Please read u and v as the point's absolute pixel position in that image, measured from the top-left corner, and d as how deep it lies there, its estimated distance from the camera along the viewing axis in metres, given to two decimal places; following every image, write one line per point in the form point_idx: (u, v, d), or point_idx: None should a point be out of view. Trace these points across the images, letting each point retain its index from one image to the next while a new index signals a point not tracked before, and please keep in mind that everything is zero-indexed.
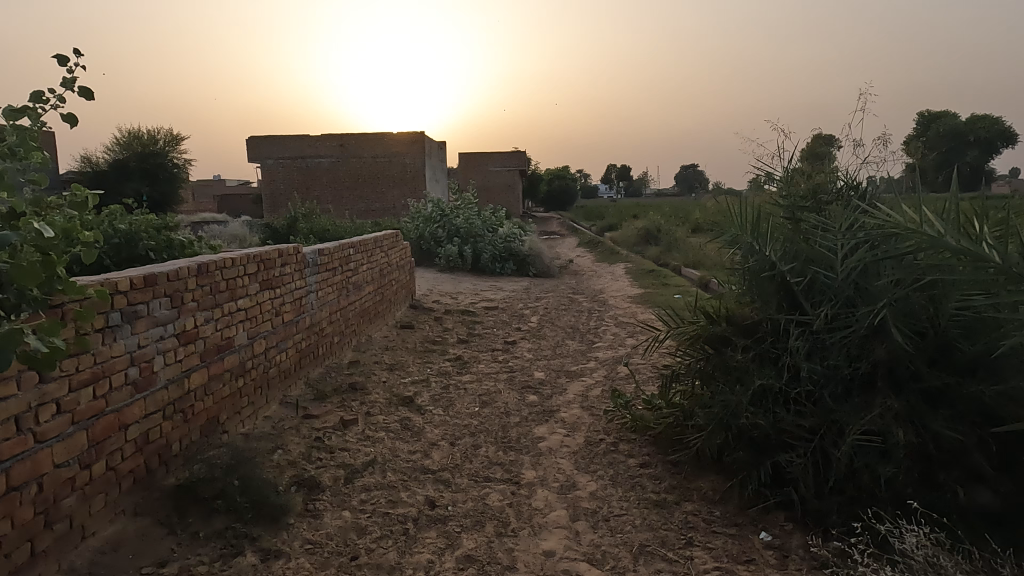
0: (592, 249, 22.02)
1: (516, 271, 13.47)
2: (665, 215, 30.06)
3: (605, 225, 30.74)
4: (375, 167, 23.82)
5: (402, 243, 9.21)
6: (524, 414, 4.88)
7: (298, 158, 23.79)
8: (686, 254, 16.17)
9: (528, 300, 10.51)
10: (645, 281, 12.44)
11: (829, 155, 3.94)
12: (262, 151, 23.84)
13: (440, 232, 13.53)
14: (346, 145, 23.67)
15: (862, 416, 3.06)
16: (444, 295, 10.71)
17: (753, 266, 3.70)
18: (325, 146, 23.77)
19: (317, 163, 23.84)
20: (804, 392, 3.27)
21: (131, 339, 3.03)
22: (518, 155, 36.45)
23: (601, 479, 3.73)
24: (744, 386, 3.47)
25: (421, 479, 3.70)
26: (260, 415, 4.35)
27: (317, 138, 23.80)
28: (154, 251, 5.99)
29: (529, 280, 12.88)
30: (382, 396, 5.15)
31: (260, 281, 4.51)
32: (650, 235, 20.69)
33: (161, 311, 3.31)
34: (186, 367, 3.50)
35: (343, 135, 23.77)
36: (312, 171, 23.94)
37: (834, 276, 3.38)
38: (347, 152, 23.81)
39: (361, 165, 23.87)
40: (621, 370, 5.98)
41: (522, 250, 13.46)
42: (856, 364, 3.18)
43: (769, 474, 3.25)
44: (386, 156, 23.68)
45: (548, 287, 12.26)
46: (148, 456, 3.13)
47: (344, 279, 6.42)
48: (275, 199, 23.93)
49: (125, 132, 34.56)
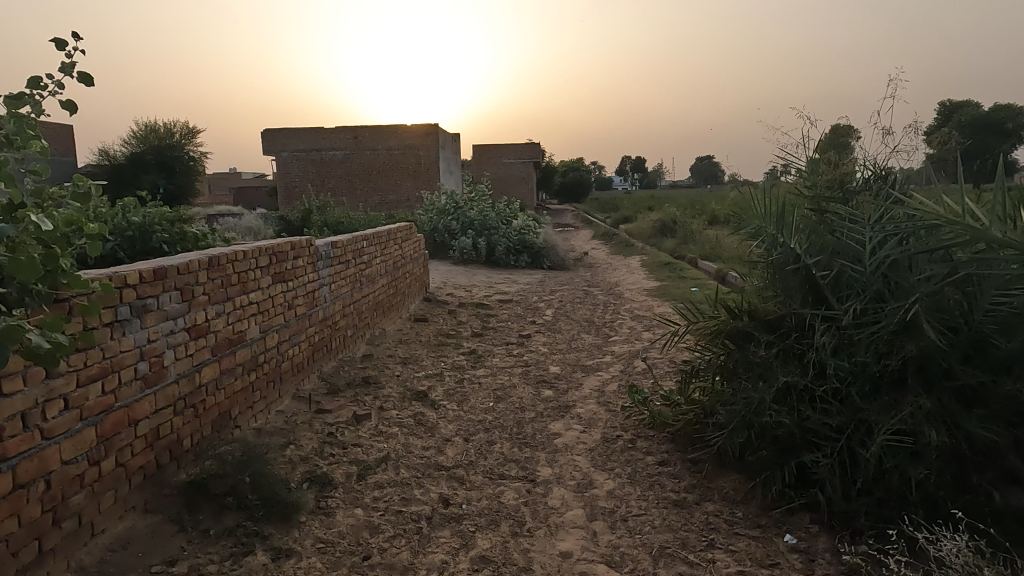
0: (606, 241, 21.86)
1: (531, 263, 13.40)
2: (683, 207, 29.74)
3: (620, 218, 30.48)
4: (390, 160, 23.84)
5: (416, 234, 9.16)
6: (539, 409, 4.80)
7: (313, 150, 23.84)
8: (702, 246, 15.97)
9: (543, 293, 10.41)
10: (662, 273, 12.32)
11: (854, 143, 3.82)
12: (277, 143, 23.90)
13: (454, 224, 13.45)
14: (361, 137, 23.68)
15: (891, 415, 2.95)
16: (458, 288, 10.64)
17: (776, 259, 3.59)
18: (339, 139, 23.78)
19: (332, 156, 23.86)
20: (831, 390, 3.15)
21: (140, 334, 2.98)
22: (533, 147, 36.25)
23: (618, 478, 3.64)
24: (767, 383, 3.36)
25: (435, 476, 3.63)
26: (272, 409, 4.31)
27: (332, 130, 23.81)
28: (168, 243, 5.97)
29: (544, 273, 12.80)
30: (396, 391, 5.08)
31: (272, 274, 4.45)
32: (666, 228, 20.48)
33: (172, 305, 3.26)
34: (197, 361, 3.45)
35: (357, 128, 23.75)
36: (327, 164, 23.99)
37: (862, 270, 3.26)
38: (362, 144, 23.81)
39: (375, 157, 23.87)
40: (638, 365, 5.89)
41: (536, 242, 13.39)
42: (885, 361, 3.06)
43: (793, 474, 3.14)
44: (400, 148, 23.69)
45: (562, 279, 12.16)
46: (159, 451, 3.09)
47: (357, 272, 6.36)
48: (290, 192, 23.97)
49: (142, 125, 34.98)
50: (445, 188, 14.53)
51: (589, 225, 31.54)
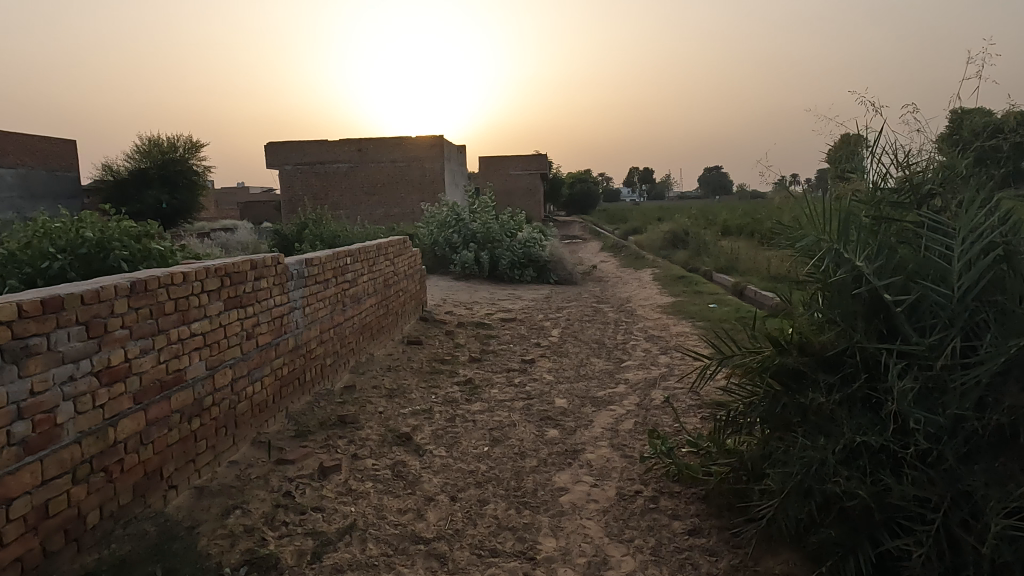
0: (615, 254, 21.16)
1: (536, 278, 12.70)
2: (694, 218, 29.02)
3: (629, 229, 29.76)
4: (393, 172, 23.29)
5: (410, 247, 8.48)
6: (542, 455, 4.07)
7: (316, 163, 23.31)
8: (717, 259, 15.23)
9: (549, 311, 9.69)
10: (676, 287, 11.59)
11: (940, 136, 3.07)
12: (280, 156, 23.40)
13: (456, 237, 12.72)
14: (364, 149, 23.14)
15: (1007, 490, 2.21)
16: (458, 306, 9.94)
17: (835, 281, 2.86)
18: (342, 151, 23.25)
19: (335, 168, 23.32)
20: (918, 452, 2.42)
21: (17, 385, 2.29)
22: (539, 158, 35.67)
23: (639, 555, 2.91)
24: (830, 439, 2.63)
25: (409, 553, 2.91)
26: (222, 461, 3.62)
27: (335, 143, 23.28)
28: (125, 262, 5.30)
29: (550, 288, 12.09)
30: (375, 432, 4.37)
31: (225, 299, 3.77)
32: (677, 239, 19.74)
33: (73, 344, 2.58)
34: (111, 413, 2.76)
35: (361, 140, 23.22)
36: (329, 176, 23.44)
37: (951, 296, 2.53)
38: (366, 157, 23.27)
39: (379, 170, 23.31)
40: (656, 399, 5.14)
41: (542, 256, 12.72)
42: (992, 416, 2.32)
43: (870, 563, 2.40)
44: (404, 160, 23.14)
45: (570, 295, 11.44)
46: (47, 534, 2.40)
47: (338, 293, 5.67)
48: (292, 205, 23.43)
49: (146, 140, 34.68)
50: (447, 199, 13.87)
51: (598, 236, 30.83)
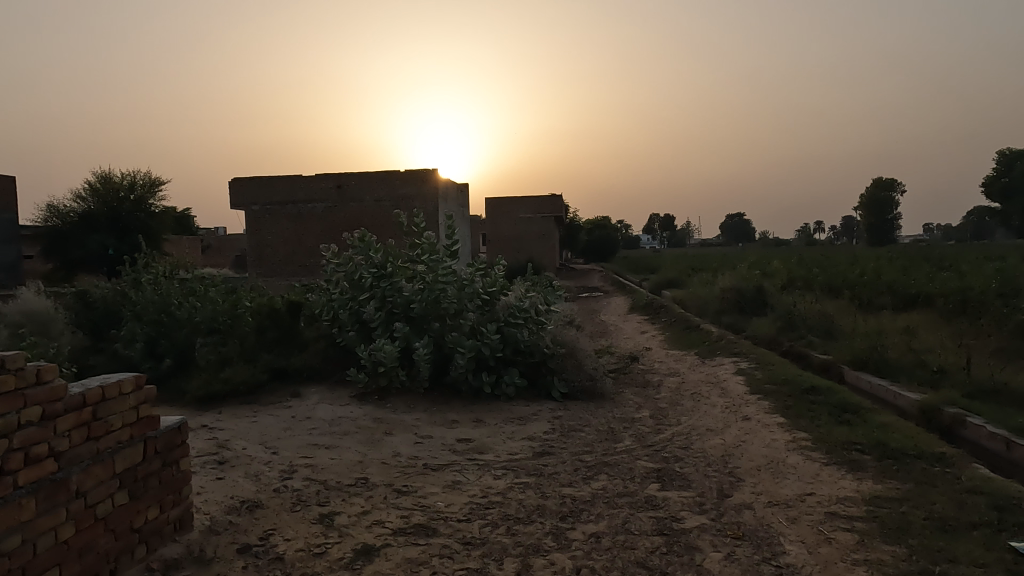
0: (657, 320, 15.13)
1: (525, 388, 6.66)
2: (745, 267, 23.08)
3: (663, 279, 23.77)
4: (379, 215, 17.45)
5: (22, 381, 2.39)
6: None
7: (287, 202, 17.50)
8: (839, 343, 9.11)
9: (537, 536, 3.56)
10: (821, 421, 5.46)
11: None
12: (244, 195, 17.63)
13: (370, 309, 6.60)
14: (344, 185, 17.40)
15: None
16: (304, 507, 3.87)
17: None
18: (318, 188, 17.49)
19: (309, 210, 17.43)
20: None
21: None
22: (553, 199, 30.20)
23: None
24: None
25: None
26: None
27: (309, 177, 17.53)
28: None
29: (554, 418, 6.00)
30: None
31: None
32: (748, 300, 13.69)
33: None
34: None
35: (341, 173, 17.49)
36: (300, 221, 17.52)
37: None
38: (347, 197, 17.48)
39: (362, 213, 17.44)
40: None
41: (538, 346, 6.78)
42: None
43: None
44: (391, 199, 17.35)
45: (593, 443, 5.32)
46: None
47: None
48: (254, 254, 17.52)
49: (96, 178, 29.60)
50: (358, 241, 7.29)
51: (624, 290, 24.98)
